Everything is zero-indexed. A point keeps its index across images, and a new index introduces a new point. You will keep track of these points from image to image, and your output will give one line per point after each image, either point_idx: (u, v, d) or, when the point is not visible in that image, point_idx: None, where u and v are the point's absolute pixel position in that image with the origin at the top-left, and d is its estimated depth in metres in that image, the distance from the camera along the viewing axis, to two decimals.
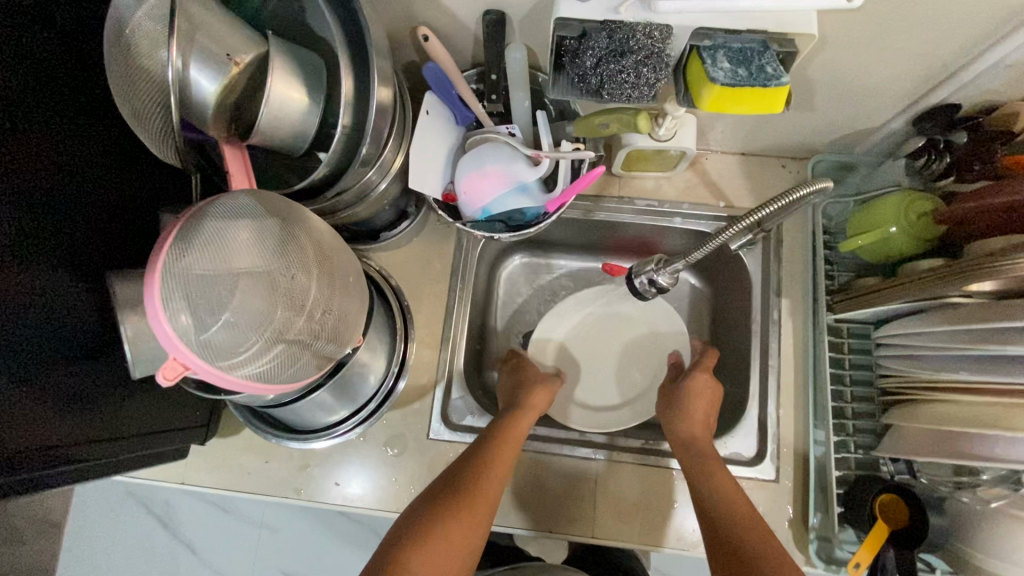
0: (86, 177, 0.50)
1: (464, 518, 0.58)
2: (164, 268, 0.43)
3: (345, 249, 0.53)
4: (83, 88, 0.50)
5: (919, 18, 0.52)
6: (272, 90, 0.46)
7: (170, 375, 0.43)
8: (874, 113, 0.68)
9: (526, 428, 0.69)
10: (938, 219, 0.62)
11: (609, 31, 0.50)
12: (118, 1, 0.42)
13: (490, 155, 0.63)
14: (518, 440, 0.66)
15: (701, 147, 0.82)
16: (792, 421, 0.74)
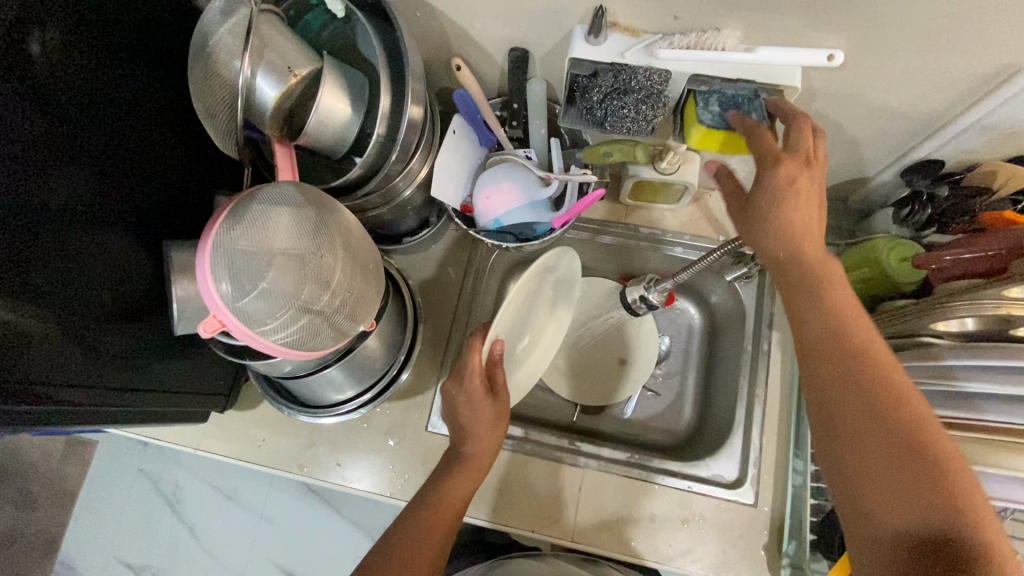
0: (155, 159, 0.59)
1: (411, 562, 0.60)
2: (215, 242, 0.51)
3: (368, 241, 0.60)
4: (163, 86, 0.59)
5: (898, 81, 0.58)
6: (322, 100, 0.54)
7: (209, 329, 0.51)
8: (866, 163, 0.73)
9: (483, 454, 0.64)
10: (917, 264, 0.65)
11: (615, 72, 0.58)
12: (206, 18, 0.51)
13: (507, 173, 0.70)
14: (468, 475, 0.64)
15: (706, 184, 0.87)
16: (774, 448, 0.77)
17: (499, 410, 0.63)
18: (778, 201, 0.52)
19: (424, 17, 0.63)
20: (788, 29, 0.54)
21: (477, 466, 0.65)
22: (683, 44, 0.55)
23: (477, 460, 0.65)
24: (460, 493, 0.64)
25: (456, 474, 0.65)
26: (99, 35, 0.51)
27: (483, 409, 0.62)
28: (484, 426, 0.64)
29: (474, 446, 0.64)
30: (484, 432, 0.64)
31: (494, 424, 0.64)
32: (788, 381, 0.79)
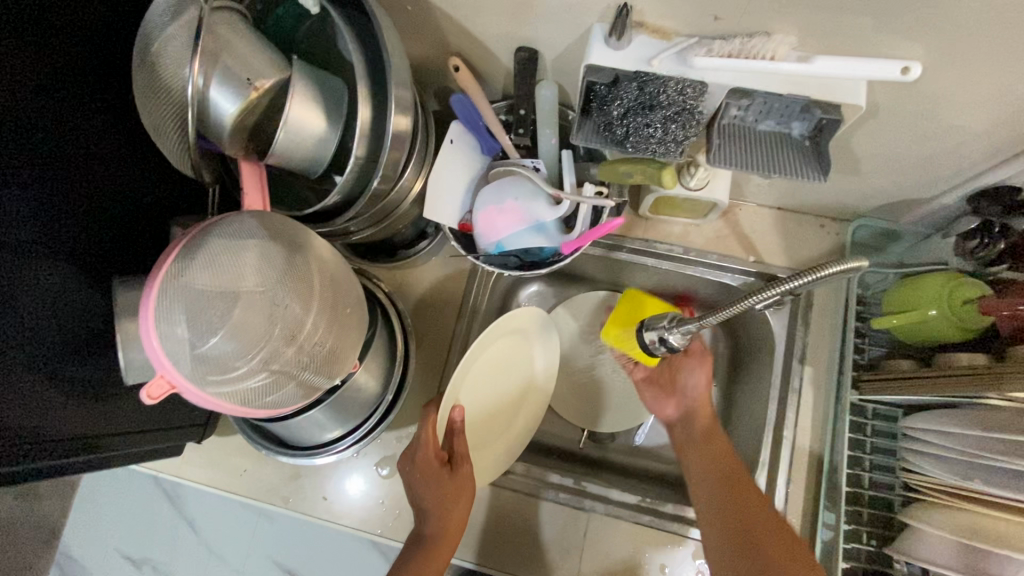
0: (107, 177, 0.51)
1: None
2: (161, 286, 0.44)
3: (348, 275, 0.53)
4: (111, 91, 0.51)
5: (982, 97, 0.48)
6: (289, 115, 0.46)
7: (153, 394, 0.43)
8: (925, 184, 0.63)
9: (467, 506, 0.63)
10: (984, 309, 0.57)
11: (640, 82, 0.48)
12: (149, 19, 0.42)
13: (511, 191, 0.62)
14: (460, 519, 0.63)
15: (736, 197, 0.78)
16: (801, 500, 0.69)
17: (461, 482, 0.63)
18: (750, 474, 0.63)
19: (416, 12, 0.54)
20: (851, 33, 0.44)
21: (449, 540, 0.62)
22: (724, 52, 0.45)
23: (448, 532, 0.62)
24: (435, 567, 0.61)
25: (426, 547, 0.61)
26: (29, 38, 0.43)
27: (445, 483, 0.62)
28: (449, 497, 0.62)
29: (439, 519, 0.62)
30: (446, 506, 0.62)
31: (460, 495, 0.62)
32: (822, 425, 0.71)
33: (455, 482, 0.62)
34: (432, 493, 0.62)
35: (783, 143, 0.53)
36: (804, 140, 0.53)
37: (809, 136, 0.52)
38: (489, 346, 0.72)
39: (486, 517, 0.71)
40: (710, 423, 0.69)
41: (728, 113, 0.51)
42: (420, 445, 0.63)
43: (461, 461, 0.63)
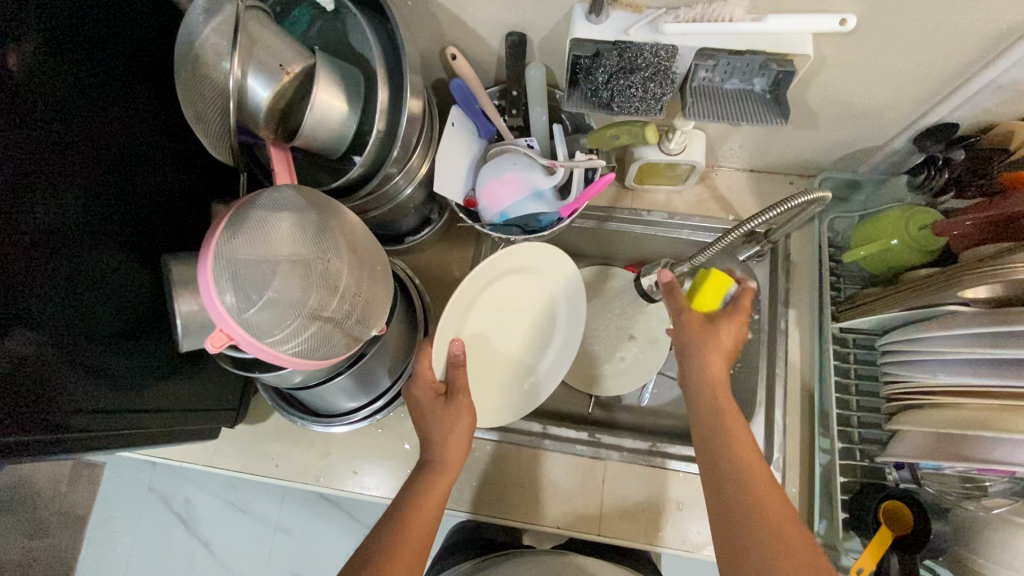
0: (144, 171, 0.57)
1: (409, 527, 0.60)
2: (216, 252, 0.49)
3: (374, 241, 0.58)
4: (146, 94, 0.57)
5: (912, 42, 0.56)
6: (316, 99, 0.51)
7: (217, 344, 0.49)
8: (876, 131, 0.71)
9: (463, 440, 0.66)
10: (937, 232, 0.63)
11: (619, 50, 0.56)
12: (191, 19, 0.48)
13: (509, 164, 0.68)
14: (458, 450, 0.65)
15: (711, 163, 0.85)
16: (798, 431, 0.75)
17: (457, 410, 0.65)
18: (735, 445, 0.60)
19: (416, 6, 0.60)
20: None
21: (451, 469, 0.65)
22: (688, 17, 0.53)
23: (450, 461, 0.65)
24: (438, 495, 0.63)
25: (430, 477, 0.64)
26: (80, 45, 0.49)
27: (439, 412, 0.65)
28: (445, 427, 0.65)
29: (440, 449, 0.65)
30: (446, 435, 0.65)
31: (457, 424, 0.65)
32: (809, 360, 0.77)
33: (454, 413, 0.65)
34: (432, 424, 0.65)
35: (749, 98, 0.60)
36: (766, 94, 0.60)
37: (770, 89, 0.60)
38: (513, 281, 0.77)
39: (511, 474, 0.76)
40: (750, 445, 0.60)
41: (697, 74, 0.59)
42: (415, 377, 0.66)
43: (456, 391, 0.66)
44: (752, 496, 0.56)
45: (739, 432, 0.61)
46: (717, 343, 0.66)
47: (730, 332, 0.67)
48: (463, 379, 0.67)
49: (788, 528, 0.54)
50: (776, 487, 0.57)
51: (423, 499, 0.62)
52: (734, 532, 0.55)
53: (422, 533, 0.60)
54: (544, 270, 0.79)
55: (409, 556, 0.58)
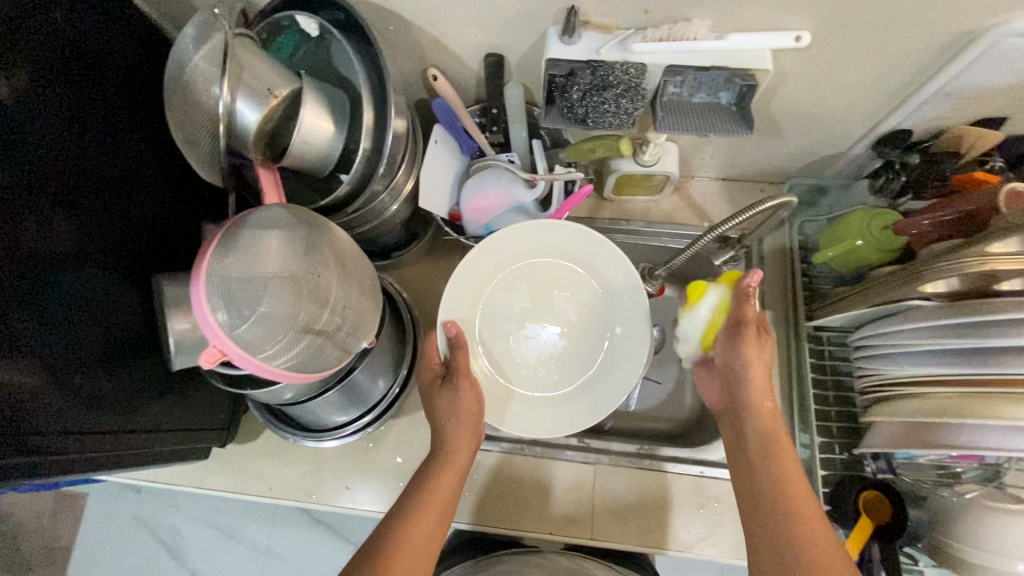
0: (133, 195, 0.58)
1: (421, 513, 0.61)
2: (207, 272, 0.50)
3: (362, 256, 0.60)
4: (135, 119, 0.58)
5: (863, 56, 0.60)
6: (304, 121, 0.53)
7: (210, 359, 0.50)
8: (837, 138, 0.75)
9: (467, 422, 0.67)
10: (896, 231, 0.67)
11: (592, 69, 0.59)
12: (180, 47, 0.50)
13: (492, 179, 0.72)
14: (464, 431, 0.67)
15: (685, 173, 0.89)
16: (779, 427, 0.77)
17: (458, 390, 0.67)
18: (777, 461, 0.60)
19: (398, 31, 0.63)
20: (754, 13, 0.55)
21: (458, 456, 0.66)
22: (655, 37, 0.56)
23: (459, 447, 0.66)
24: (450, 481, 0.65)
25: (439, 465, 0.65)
26: (71, 75, 0.50)
27: (439, 394, 0.67)
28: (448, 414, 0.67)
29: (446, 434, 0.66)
30: (452, 415, 0.66)
31: (460, 411, 0.67)
32: (786, 359, 0.80)
33: (459, 395, 0.67)
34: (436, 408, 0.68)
35: (716, 110, 0.63)
36: (731, 106, 0.64)
37: (734, 102, 0.63)
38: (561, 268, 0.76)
39: (503, 482, 0.77)
40: (778, 447, 0.61)
41: (666, 90, 0.62)
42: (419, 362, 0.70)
43: (454, 375, 0.68)
44: (786, 509, 0.57)
45: (768, 429, 0.63)
46: (751, 387, 0.63)
47: (760, 375, 0.63)
48: (463, 361, 0.68)
49: (817, 526, 0.56)
50: (808, 488, 0.59)
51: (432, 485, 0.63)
52: (767, 521, 0.58)
53: (433, 517, 0.62)
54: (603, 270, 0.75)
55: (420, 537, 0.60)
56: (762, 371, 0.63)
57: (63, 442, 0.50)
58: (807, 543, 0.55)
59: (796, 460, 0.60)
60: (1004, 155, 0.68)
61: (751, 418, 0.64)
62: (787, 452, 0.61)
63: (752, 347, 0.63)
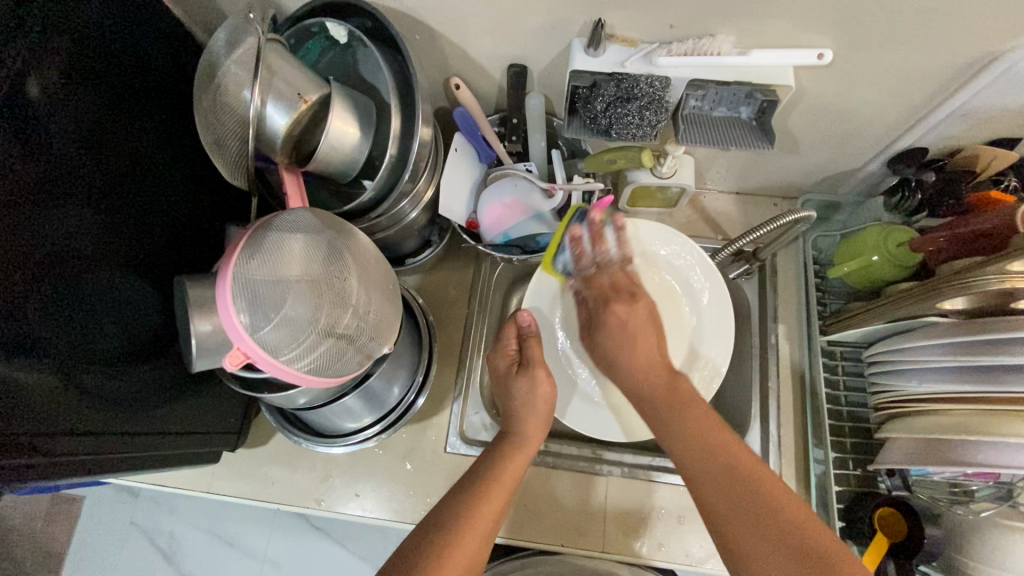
0: (155, 196, 0.58)
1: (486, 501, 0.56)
2: (234, 272, 0.50)
3: (384, 261, 0.60)
4: (161, 120, 0.58)
5: (883, 74, 0.61)
6: (331, 125, 0.54)
7: (235, 362, 0.51)
8: (853, 155, 0.76)
9: (535, 429, 0.65)
10: (914, 248, 0.68)
11: (616, 81, 0.60)
12: (213, 51, 0.50)
13: (511, 188, 0.72)
14: (534, 429, 0.65)
15: (699, 186, 0.89)
16: (791, 441, 0.77)
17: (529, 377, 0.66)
18: (689, 440, 0.56)
19: (423, 39, 0.64)
20: (778, 30, 0.56)
21: (524, 448, 0.63)
22: (680, 51, 0.57)
23: (525, 436, 0.64)
24: (513, 472, 0.60)
25: (508, 453, 0.62)
26: (101, 75, 0.51)
27: (515, 381, 0.66)
28: (522, 398, 0.65)
29: (519, 421, 0.65)
30: (529, 404, 0.65)
31: (532, 400, 0.65)
32: (799, 373, 0.80)
33: (539, 391, 0.65)
34: (510, 396, 0.66)
35: (735, 124, 0.64)
36: (751, 121, 0.64)
37: (754, 117, 0.64)
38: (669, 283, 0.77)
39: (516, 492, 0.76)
40: (665, 381, 0.61)
41: (688, 103, 0.63)
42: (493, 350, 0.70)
43: (529, 362, 0.67)
44: (686, 445, 0.56)
45: (652, 378, 0.61)
46: (632, 331, 0.63)
47: (640, 318, 0.63)
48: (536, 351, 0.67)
49: (745, 458, 0.54)
50: (732, 459, 0.54)
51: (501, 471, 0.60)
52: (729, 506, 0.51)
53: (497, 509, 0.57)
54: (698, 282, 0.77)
55: (487, 520, 0.55)
56: (648, 327, 0.63)
57: (69, 443, 0.49)
58: (739, 469, 0.53)
59: (715, 422, 0.57)
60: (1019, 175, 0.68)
61: (636, 378, 0.62)
62: (680, 384, 0.60)
63: (626, 304, 0.64)
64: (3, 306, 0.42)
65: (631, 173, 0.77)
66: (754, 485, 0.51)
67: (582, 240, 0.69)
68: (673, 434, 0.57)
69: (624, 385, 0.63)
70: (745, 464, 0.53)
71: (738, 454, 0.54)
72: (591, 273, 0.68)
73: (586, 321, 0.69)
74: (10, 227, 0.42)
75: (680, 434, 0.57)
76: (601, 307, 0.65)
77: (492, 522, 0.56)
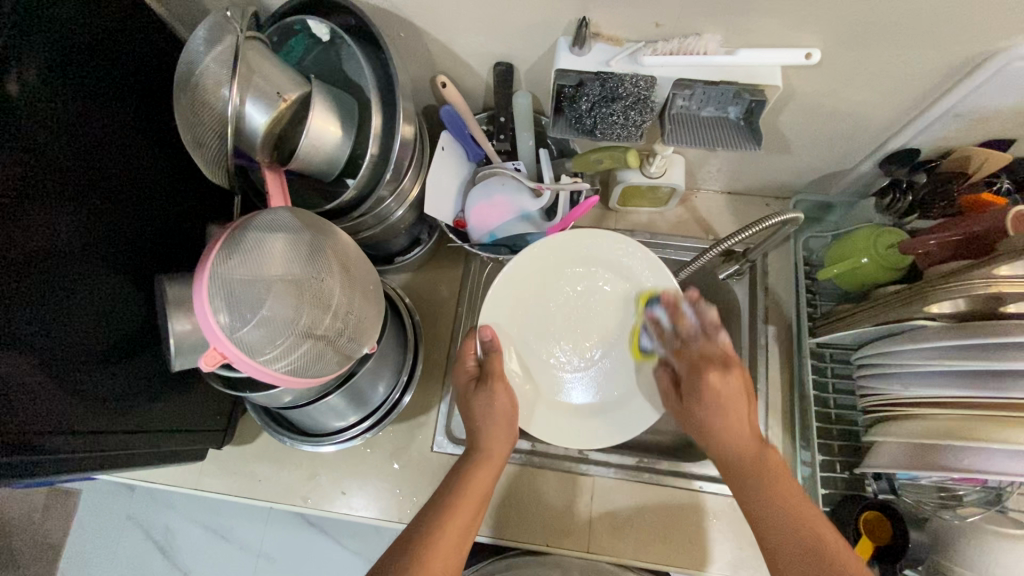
0: (138, 194, 0.58)
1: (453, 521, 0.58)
2: (211, 272, 0.50)
3: (365, 261, 0.59)
4: (141, 117, 0.58)
5: (872, 74, 0.60)
6: (312, 124, 0.54)
7: (210, 362, 0.50)
8: (844, 156, 0.75)
9: (504, 443, 0.65)
10: (904, 250, 0.67)
11: (601, 80, 0.59)
12: (191, 48, 0.50)
13: (498, 187, 0.72)
14: (503, 439, 0.65)
15: (691, 185, 0.88)
16: (779, 443, 0.77)
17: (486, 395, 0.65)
18: (762, 494, 0.57)
19: (408, 37, 0.63)
20: (765, 29, 0.55)
21: (491, 462, 0.63)
22: (665, 50, 0.57)
23: (491, 451, 0.64)
24: (479, 490, 0.61)
25: (471, 467, 0.63)
26: (82, 73, 0.51)
27: (474, 396, 0.66)
28: (483, 413, 0.65)
29: (486, 436, 0.64)
30: (491, 419, 0.65)
31: (494, 414, 0.65)
32: (789, 375, 0.79)
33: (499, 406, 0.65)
34: (471, 411, 0.66)
35: (723, 125, 0.63)
36: (740, 121, 0.64)
37: (743, 117, 0.63)
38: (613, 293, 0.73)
39: (502, 491, 0.76)
40: (756, 450, 0.59)
41: (675, 103, 0.63)
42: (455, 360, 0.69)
43: (488, 378, 0.66)
44: (759, 500, 0.57)
45: (732, 441, 0.60)
46: (724, 404, 0.59)
47: (737, 392, 0.60)
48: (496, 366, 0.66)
49: (808, 516, 0.56)
50: (824, 520, 0.56)
51: (471, 488, 0.61)
52: (789, 554, 0.54)
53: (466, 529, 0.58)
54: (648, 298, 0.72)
55: (453, 539, 0.57)
56: (742, 396, 0.60)
57: (54, 442, 0.49)
58: (803, 522, 0.55)
59: (801, 492, 0.58)
60: (1010, 177, 0.68)
61: (724, 439, 0.60)
62: (769, 454, 0.59)
63: (717, 369, 0.60)
64: None
65: (620, 172, 0.76)
66: (817, 547, 0.53)
67: (663, 327, 0.69)
68: (748, 484, 0.58)
69: (704, 437, 0.62)
70: (827, 533, 0.55)
71: (823, 531, 0.55)
72: (677, 346, 0.65)
73: (674, 387, 0.67)
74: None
75: (766, 484, 0.58)
76: (694, 374, 0.61)
77: (460, 537, 0.57)
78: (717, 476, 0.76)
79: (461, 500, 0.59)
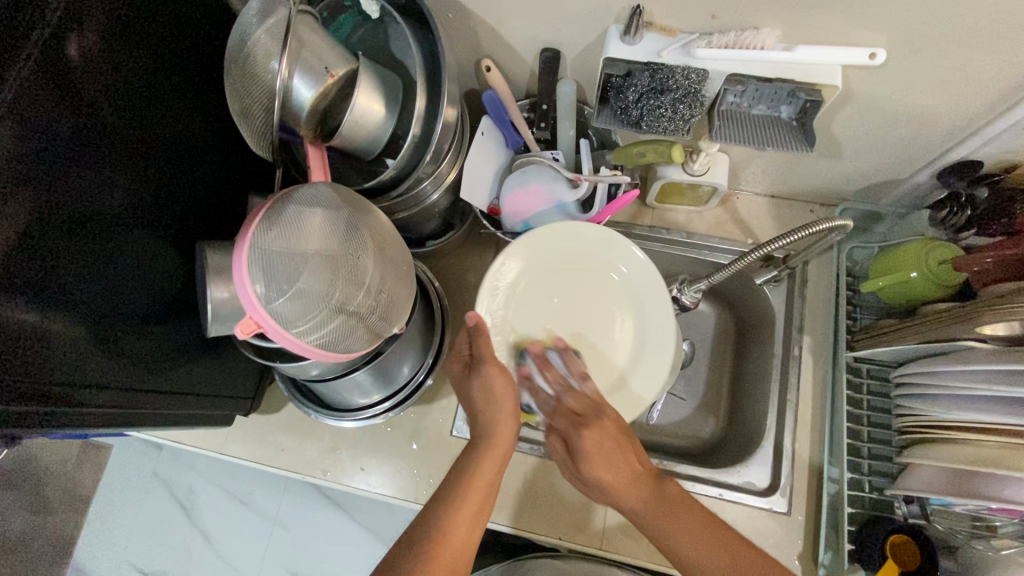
0: (184, 161, 0.59)
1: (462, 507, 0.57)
2: (251, 242, 0.50)
3: (401, 241, 0.60)
4: (192, 86, 0.59)
5: (937, 80, 0.57)
6: (357, 101, 0.53)
7: (246, 330, 0.51)
8: (899, 164, 0.72)
9: (512, 432, 0.63)
10: (956, 267, 0.64)
11: (651, 71, 0.58)
12: (245, 19, 0.50)
13: (535, 175, 0.71)
14: (510, 426, 0.63)
15: (734, 186, 0.86)
16: (806, 456, 0.74)
17: (484, 380, 0.64)
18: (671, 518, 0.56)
19: (457, 19, 0.63)
20: (829, 26, 0.53)
21: (498, 447, 0.62)
22: (720, 43, 0.55)
23: (497, 436, 0.63)
24: (487, 475, 0.60)
25: (476, 453, 0.62)
26: (139, 38, 0.52)
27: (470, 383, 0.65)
28: (482, 401, 0.64)
29: (488, 424, 0.63)
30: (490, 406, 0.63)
31: (494, 396, 0.63)
32: (821, 387, 0.77)
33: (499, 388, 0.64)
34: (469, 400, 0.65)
35: (774, 124, 0.61)
36: (792, 121, 0.61)
37: (796, 117, 0.61)
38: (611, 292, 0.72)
39: (517, 481, 0.76)
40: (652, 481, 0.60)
41: (726, 99, 0.61)
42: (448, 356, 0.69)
43: (479, 360, 0.65)
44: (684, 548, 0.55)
45: (683, 518, 0.56)
46: (597, 456, 0.60)
47: (603, 438, 0.60)
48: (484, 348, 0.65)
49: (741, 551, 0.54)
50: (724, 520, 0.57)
51: (478, 472, 0.60)
52: None
53: (479, 513, 0.58)
54: (632, 281, 0.72)
55: (466, 523, 0.57)
56: (614, 445, 0.60)
57: (91, 396, 0.51)
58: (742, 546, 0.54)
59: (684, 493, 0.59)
60: None
61: (621, 494, 0.59)
62: (664, 482, 0.60)
63: (593, 427, 0.61)
64: (34, 259, 0.43)
65: (661, 168, 0.74)
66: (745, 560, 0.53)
67: (547, 363, 0.69)
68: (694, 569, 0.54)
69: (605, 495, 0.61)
70: (721, 531, 0.55)
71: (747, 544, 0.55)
72: (554, 408, 0.66)
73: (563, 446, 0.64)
74: (43, 182, 0.43)
75: (694, 543, 0.55)
76: (575, 432, 0.62)
77: (472, 524, 0.57)
78: (738, 484, 0.74)
79: (472, 482, 0.59)
